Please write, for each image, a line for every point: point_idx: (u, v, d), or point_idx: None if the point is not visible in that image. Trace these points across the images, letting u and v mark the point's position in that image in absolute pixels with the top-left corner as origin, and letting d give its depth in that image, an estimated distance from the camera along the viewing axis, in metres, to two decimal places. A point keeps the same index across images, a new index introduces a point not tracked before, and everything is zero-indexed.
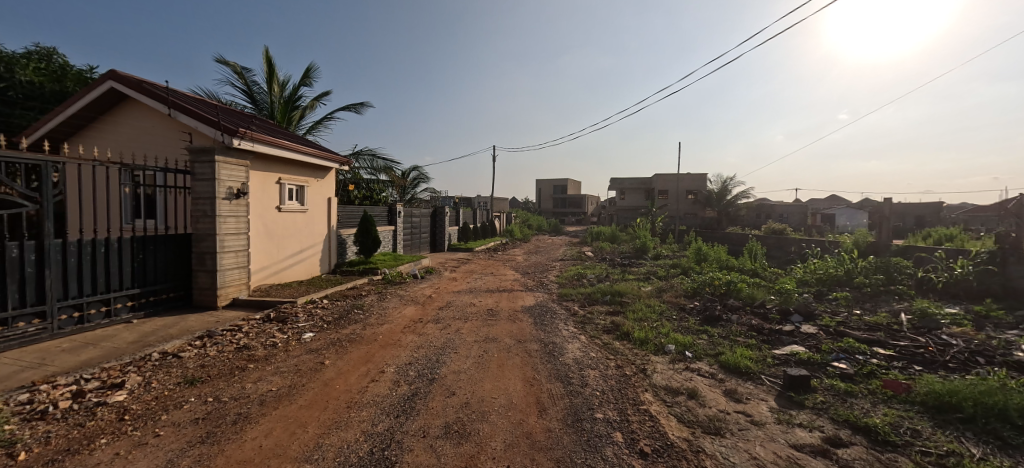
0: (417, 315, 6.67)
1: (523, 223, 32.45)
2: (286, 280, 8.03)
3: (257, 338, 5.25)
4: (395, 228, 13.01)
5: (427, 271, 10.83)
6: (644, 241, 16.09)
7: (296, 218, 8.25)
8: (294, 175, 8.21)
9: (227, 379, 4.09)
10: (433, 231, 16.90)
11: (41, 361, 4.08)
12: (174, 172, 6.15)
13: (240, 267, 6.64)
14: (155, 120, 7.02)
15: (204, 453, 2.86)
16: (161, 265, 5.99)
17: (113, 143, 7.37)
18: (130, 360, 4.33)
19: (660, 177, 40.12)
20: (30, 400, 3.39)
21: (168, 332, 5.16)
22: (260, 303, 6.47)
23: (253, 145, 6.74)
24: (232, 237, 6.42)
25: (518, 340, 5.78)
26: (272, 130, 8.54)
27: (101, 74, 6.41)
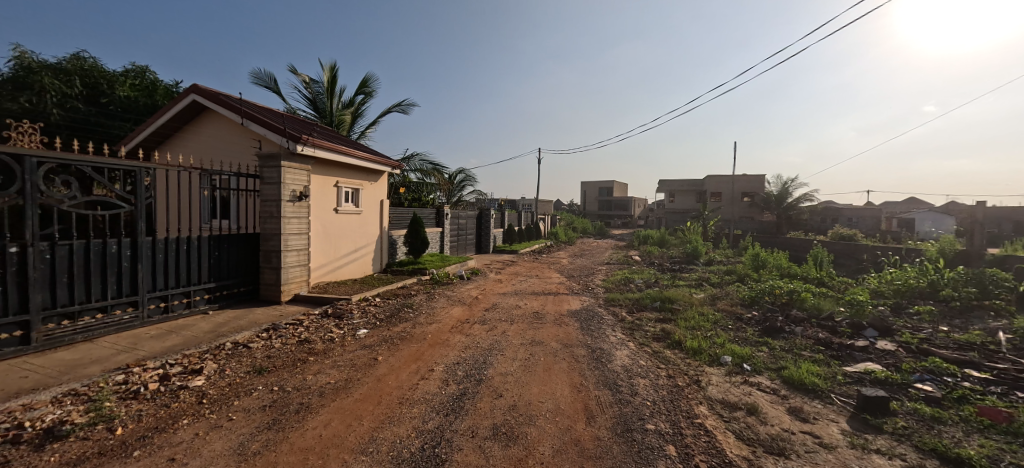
0: (464, 315, 6.75)
1: (568, 225, 32.17)
2: (342, 278, 8.46)
3: (316, 332, 5.55)
4: (443, 230, 13.33)
5: (473, 273, 10.95)
6: (696, 246, 15.30)
7: (352, 219, 8.68)
8: (350, 178, 8.63)
9: (291, 371, 4.32)
10: (479, 233, 17.13)
11: (135, 346, 4.55)
12: (246, 177, 6.65)
13: (301, 265, 7.08)
14: (230, 130, 7.67)
15: (271, 438, 3.05)
16: (233, 262, 6.49)
17: (194, 150, 8.14)
18: (206, 348, 4.71)
19: (711, 179, 38.20)
20: (125, 381, 3.75)
21: (238, 323, 5.58)
22: (319, 299, 6.86)
23: (314, 151, 7.09)
24: (295, 237, 6.87)
25: (564, 345, 5.68)
26: (331, 136, 9.03)
27: (186, 89, 7.08)
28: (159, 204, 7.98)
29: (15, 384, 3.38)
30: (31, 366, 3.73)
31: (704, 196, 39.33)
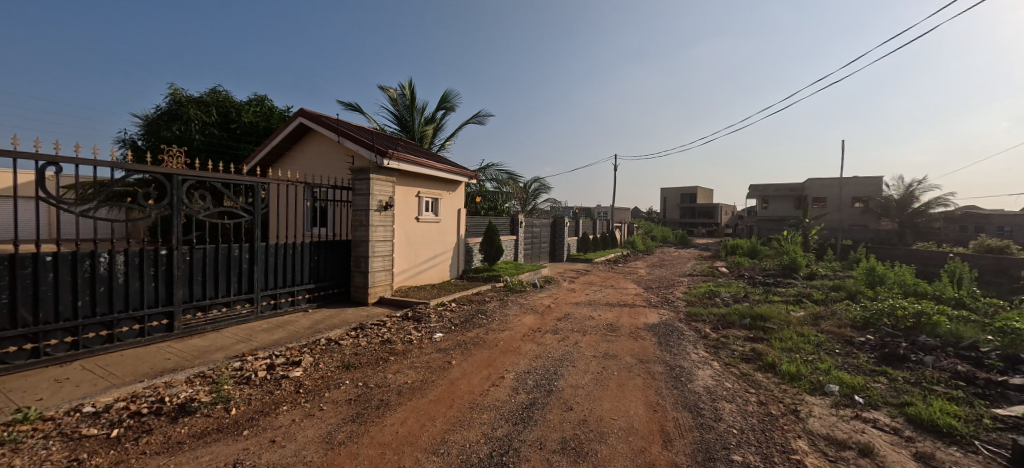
0: (536, 324, 6.69)
1: (646, 234, 30.69)
2: (422, 283, 8.93)
3: (397, 333, 5.89)
4: (517, 238, 13.49)
5: (546, 281, 10.87)
6: (794, 257, 13.56)
7: (431, 227, 9.15)
8: (430, 188, 9.10)
9: (375, 368, 4.60)
10: (552, 243, 17.03)
11: (250, 337, 5.19)
12: (340, 189, 7.34)
13: (386, 270, 7.60)
14: (329, 148, 8.58)
15: (354, 430, 3.25)
16: (329, 265, 7.17)
17: (300, 166, 9.24)
18: (304, 343, 5.24)
19: (813, 182, 33.88)
20: (240, 368, 4.16)
21: (332, 321, 6.15)
22: (401, 302, 7.29)
23: (398, 165, 7.60)
24: (381, 244, 7.41)
25: (640, 360, 5.33)
26: (414, 149, 9.64)
27: (295, 113, 8.08)
28: (272, 215, 9.17)
29: (161, 363, 3.98)
30: (174, 350, 4.36)
31: (804, 202, 34.96)
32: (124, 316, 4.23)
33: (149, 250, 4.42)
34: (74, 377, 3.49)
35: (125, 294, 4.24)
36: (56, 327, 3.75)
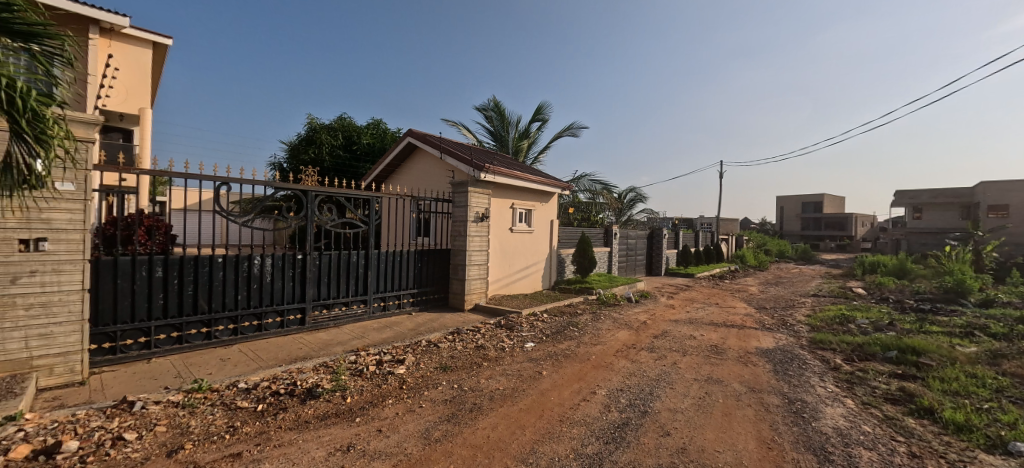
0: (630, 340, 6.34)
1: (759, 247, 27.44)
2: (515, 292, 9.12)
3: (490, 340, 6.04)
4: (610, 249, 13.08)
5: (642, 295, 10.30)
6: (964, 279, 10.85)
7: (524, 238, 9.33)
8: (523, 200, 9.32)
9: (469, 371, 4.72)
10: (649, 255, 16.12)
11: (364, 333, 5.54)
12: (441, 201, 7.83)
13: (481, 279, 7.90)
14: (432, 163, 9.34)
15: (448, 429, 3.39)
16: (432, 272, 7.52)
17: (407, 181, 10.20)
18: (408, 343, 5.59)
19: (990, 186, 27.07)
20: (355, 361, 4.41)
21: (433, 324, 6.55)
22: (494, 310, 7.47)
23: (494, 178, 7.93)
24: (477, 253, 7.76)
25: (751, 388, 4.71)
26: (508, 163, 9.98)
27: (404, 133, 9.00)
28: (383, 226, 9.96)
29: (294, 351, 4.58)
30: (306, 340, 4.98)
31: (977, 211, 28.05)
32: (268, 309, 4.94)
33: (290, 253, 5.15)
34: (233, 358, 4.21)
35: (271, 290, 4.97)
36: (222, 315, 4.55)
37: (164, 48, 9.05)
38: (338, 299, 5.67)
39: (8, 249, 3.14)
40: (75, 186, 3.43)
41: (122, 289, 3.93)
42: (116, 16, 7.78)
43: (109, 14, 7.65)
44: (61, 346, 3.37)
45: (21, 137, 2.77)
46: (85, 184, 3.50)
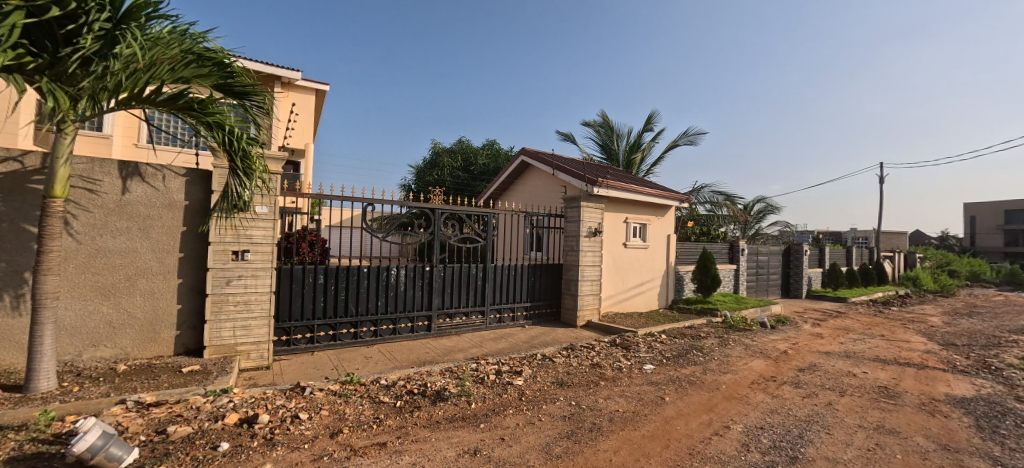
0: (768, 371, 5.53)
1: (938, 267, 22.03)
2: (629, 311, 8.41)
3: (607, 358, 5.31)
4: (737, 267, 11.73)
5: (779, 321, 8.93)
6: None
7: (639, 253, 8.62)
8: (638, 214, 8.56)
9: (589, 389, 4.46)
10: (784, 273, 14.06)
11: (482, 340, 5.77)
12: (553, 216, 7.44)
13: (595, 294, 7.17)
14: (542, 180, 9.63)
15: (569, 447, 3.31)
16: (545, 286, 7.20)
17: (520, 197, 10.68)
18: (523, 356, 5.19)
19: None
20: (476, 368, 4.61)
21: (545, 334, 6.35)
22: (609, 328, 6.64)
23: (608, 191, 7.35)
24: (590, 268, 7.16)
25: (944, 445, 3.70)
26: (623, 178, 9.35)
27: (517, 152, 9.56)
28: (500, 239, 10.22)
29: (423, 354, 4.99)
30: (433, 345, 5.41)
31: None
32: (401, 315, 5.50)
33: (420, 264, 5.69)
34: (374, 357, 4.75)
35: (404, 298, 5.52)
36: (366, 318, 5.19)
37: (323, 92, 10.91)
38: (459, 308, 6.04)
39: (225, 257, 4.01)
40: (269, 209, 4.24)
41: (295, 292, 4.73)
42: (291, 71, 9.75)
43: (286, 70, 9.60)
44: (256, 336, 4.18)
45: (236, 173, 3.76)
46: (275, 207, 4.28)
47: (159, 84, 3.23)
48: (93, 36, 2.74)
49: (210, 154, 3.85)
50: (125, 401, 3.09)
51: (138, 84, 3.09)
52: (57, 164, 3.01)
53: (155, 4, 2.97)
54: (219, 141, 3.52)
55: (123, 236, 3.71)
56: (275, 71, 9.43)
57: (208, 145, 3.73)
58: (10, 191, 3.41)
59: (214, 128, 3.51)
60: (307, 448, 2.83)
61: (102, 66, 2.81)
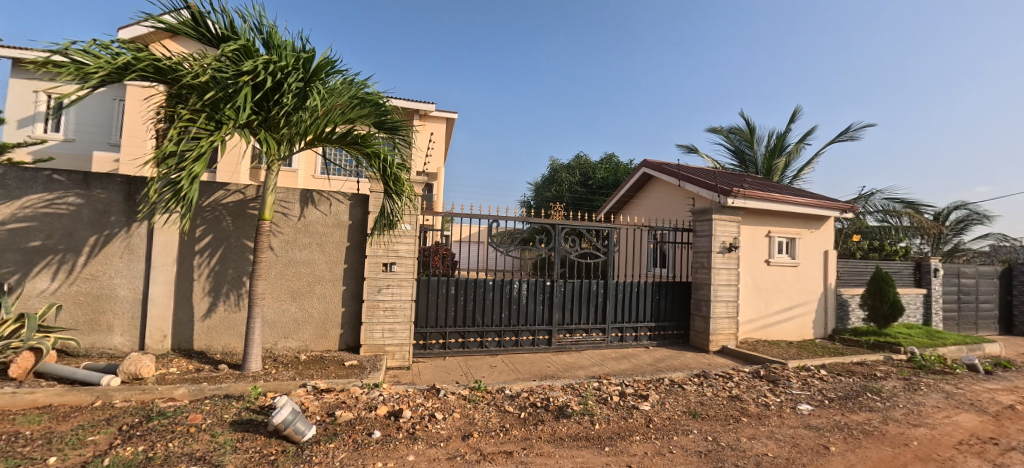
0: (989, 430, 4.17)
1: None
2: (774, 339, 6.79)
3: (748, 392, 4.54)
4: (929, 293, 9.30)
5: (1003, 365, 6.69)
6: None
7: (787, 271, 6.87)
8: (785, 225, 6.89)
9: (722, 414, 4.01)
10: (1006, 302, 10.64)
11: (602, 360, 5.53)
12: (680, 230, 6.73)
13: (731, 318, 6.25)
14: (662, 192, 9.09)
15: None
16: (670, 306, 6.59)
17: (640, 210, 10.26)
18: (650, 378, 4.86)
19: None
20: (599, 387, 4.46)
21: (672, 360, 5.71)
22: (750, 357, 5.74)
23: (746, 203, 6.17)
24: (725, 288, 6.22)
25: None
26: (765, 185, 7.84)
27: (639, 165, 9.37)
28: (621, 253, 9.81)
29: (544, 368, 5.06)
30: (553, 360, 5.43)
31: None
32: (522, 328, 5.67)
33: (540, 279, 5.83)
34: (498, 367, 4.99)
35: (525, 311, 5.71)
36: (491, 328, 5.50)
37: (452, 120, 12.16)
38: (579, 324, 5.99)
39: (377, 268, 4.66)
40: (412, 226, 4.80)
41: (431, 301, 5.25)
42: (425, 104, 11.20)
43: (421, 102, 11.07)
44: (400, 339, 4.74)
45: (388, 195, 4.36)
46: (416, 224, 4.84)
47: (335, 125, 3.95)
48: (292, 94, 3.48)
49: (370, 180, 4.58)
50: (306, 385, 3.75)
51: (320, 128, 3.82)
52: (266, 194, 3.87)
53: (332, 62, 3.66)
54: (376, 169, 4.15)
55: (306, 249, 4.58)
56: (412, 104, 10.95)
57: (368, 173, 4.42)
58: (237, 215, 4.50)
59: (373, 158, 4.15)
60: (443, 446, 3.01)
61: (297, 116, 3.56)
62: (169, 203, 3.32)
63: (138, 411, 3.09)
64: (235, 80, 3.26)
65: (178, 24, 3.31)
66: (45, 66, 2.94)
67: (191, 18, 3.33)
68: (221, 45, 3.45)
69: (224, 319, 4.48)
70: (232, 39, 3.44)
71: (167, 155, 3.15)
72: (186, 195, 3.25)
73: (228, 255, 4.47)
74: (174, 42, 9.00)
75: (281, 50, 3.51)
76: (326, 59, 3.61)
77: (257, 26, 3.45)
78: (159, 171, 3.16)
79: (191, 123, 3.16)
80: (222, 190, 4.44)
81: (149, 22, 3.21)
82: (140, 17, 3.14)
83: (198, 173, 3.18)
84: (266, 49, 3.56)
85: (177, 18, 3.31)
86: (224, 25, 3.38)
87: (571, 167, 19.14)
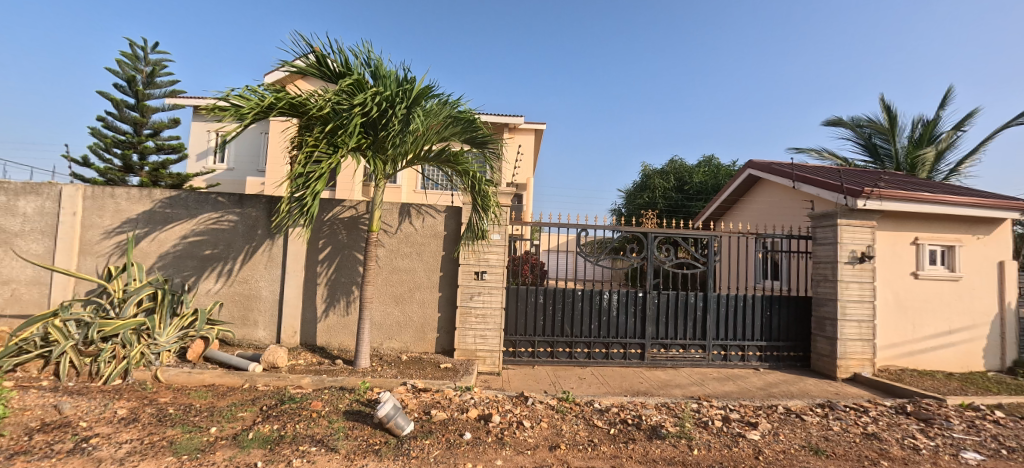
0: None
1: None
2: (928, 370, 5.58)
3: (890, 430, 3.62)
4: None
5: None
6: None
7: (944, 288, 5.64)
8: (939, 232, 5.69)
9: (852, 446, 3.26)
10: None
11: (702, 380, 5.08)
12: (796, 238, 5.96)
13: (865, 341, 5.31)
14: (773, 196, 8.17)
15: None
16: (785, 324, 5.84)
17: (746, 216, 9.32)
18: (759, 405, 4.32)
19: None
20: (698, 410, 4.07)
21: (788, 385, 5.02)
22: (893, 389, 4.79)
23: (882, 204, 5.20)
24: (856, 305, 5.33)
25: None
26: (909, 184, 6.57)
27: (743, 166, 8.56)
28: (723, 264, 8.96)
29: (636, 384, 4.82)
30: (646, 375, 5.15)
31: None
32: (613, 340, 5.49)
33: (632, 290, 5.60)
34: (587, 379, 4.88)
35: (615, 323, 5.52)
36: (581, 339, 5.42)
37: (541, 131, 12.44)
38: (676, 340, 5.61)
39: (469, 277, 4.93)
40: (500, 236, 4.98)
41: (521, 309, 5.35)
42: (513, 117, 11.64)
43: (509, 116, 11.53)
44: (490, 346, 4.90)
45: (477, 209, 4.60)
46: (505, 234, 5.00)
47: (432, 144, 4.30)
48: (395, 119, 3.87)
49: (460, 195, 4.84)
50: (406, 384, 4.06)
51: (419, 147, 4.19)
52: (374, 208, 4.33)
53: (428, 87, 3.99)
54: (466, 185, 4.41)
55: (408, 258, 5.01)
56: (502, 119, 11.45)
57: (460, 188, 4.69)
58: (351, 228, 5.10)
59: (464, 175, 4.44)
60: (529, 454, 3.00)
61: (399, 138, 3.94)
62: (297, 216, 3.88)
63: (274, 395, 3.63)
64: (350, 109, 3.72)
65: (306, 66, 3.88)
66: (214, 111, 3.66)
67: (316, 60, 3.88)
68: (338, 80, 3.98)
69: (341, 320, 5.09)
70: (348, 75, 3.95)
71: (297, 176, 3.71)
72: (310, 209, 3.78)
73: (345, 263, 5.08)
74: (304, 81, 10.65)
75: (386, 81, 3.94)
76: (424, 85, 3.95)
77: (367, 61, 3.92)
78: (291, 189, 3.73)
79: (315, 149, 3.67)
80: (340, 206, 5.08)
81: (285, 68, 3.83)
82: (279, 64, 3.76)
83: (319, 190, 3.68)
84: (374, 80, 4.01)
85: (305, 61, 3.88)
86: (341, 63, 3.90)
87: (664, 172, 18.28)
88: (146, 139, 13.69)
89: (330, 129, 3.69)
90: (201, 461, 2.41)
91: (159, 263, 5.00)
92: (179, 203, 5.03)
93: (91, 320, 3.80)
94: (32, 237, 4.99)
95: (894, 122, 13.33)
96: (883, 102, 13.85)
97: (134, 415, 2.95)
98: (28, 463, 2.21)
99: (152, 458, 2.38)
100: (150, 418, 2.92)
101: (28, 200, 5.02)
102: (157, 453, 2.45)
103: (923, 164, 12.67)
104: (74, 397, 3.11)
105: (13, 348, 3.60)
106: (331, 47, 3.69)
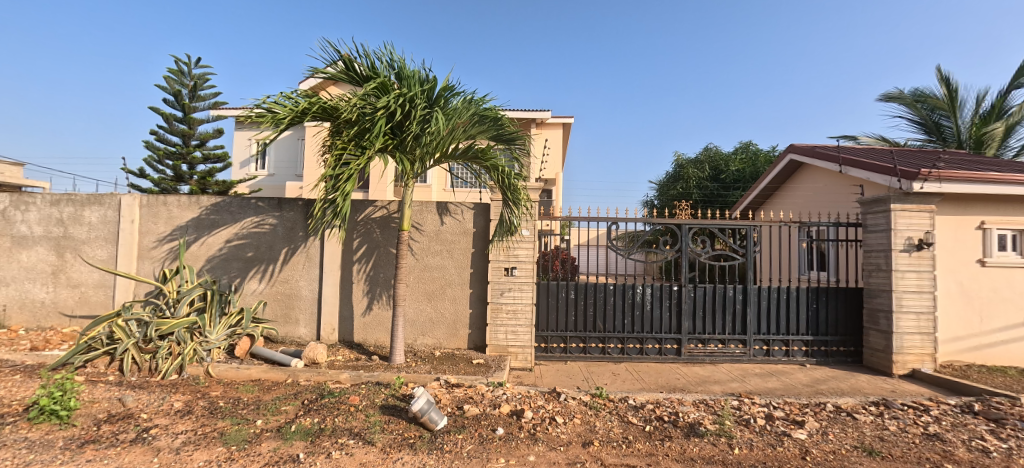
0: None
1: None
2: (1000, 366, 5.11)
3: (955, 431, 3.34)
4: None
5: None
6: None
7: (1018, 276, 5.12)
8: (1010, 214, 5.17)
9: (911, 448, 3.03)
10: None
11: (743, 376, 4.87)
12: (845, 226, 5.60)
13: (925, 335, 4.92)
14: (818, 181, 7.67)
15: None
16: (833, 317, 5.50)
17: (789, 204, 8.82)
18: (806, 403, 4.08)
19: None
20: (739, 407, 3.90)
21: (838, 382, 4.73)
22: (958, 387, 4.41)
23: (943, 186, 4.78)
24: (914, 296, 4.94)
25: None
26: (976, 163, 5.98)
27: (784, 151, 8.12)
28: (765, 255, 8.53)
29: (673, 380, 4.69)
30: (682, 371, 4.99)
31: None
32: (648, 335, 5.36)
33: (666, 284, 5.44)
34: (622, 375, 4.79)
35: (650, 317, 5.39)
36: (615, 334, 5.31)
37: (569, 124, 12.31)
38: (714, 334, 5.42)
39: (500, 273, 4.93)
40: (530, 232, 4.94)
41: (552, 305, 5.32)
42: (541, 111, 11.55)
43: (537, 111, 11.48)
44: (521, 342, 4.90)
45: (506, 204, 4.59)
46: (534, 230, 4.96)
47: (458, 143, 4.33)
48: (420, 119, 3.91)
49: (490, 192, 4.86)
50: (440, 379, 4.12)
51: (445, 146, 4.22)
52: (404, 207, 4.40)
53: (451, 86, 4.00)
54: (495, 180, 4.41)
55: (439, 256, 5.08)
56: (529, 114, 11.39)
57: (489, 185, 4.71)
58: (384, 227, 5.22)
59: (492, 171, 4.44)
60: (562, 450, 2.97)
61: (424, 138, 3.97)
62: (330, 218, 4.00)
63: (315, 390, 3.78)
64: (377, 111, 3.81)
65: (335, 72, 3.99)
66: (251, 119, 3.83)
67: (344, 66, 3.99)
68: (366, 84, 4.07)
69: (376, 317, 5.23)
70: (374, 78, 4.03)
71: (329, 179, 3.82)
72: (341, 210, 3.89)
73: (378, 262, 5.21)
74: (335, 86, 10.97)
75: (411, 81, 3.98)
76: (447, 84, 3.96)
77: (393, 63, 3.98)
78: (324, 192, 3.85)
79: (345, 153, 3.76)
80: (372, 206, 5.21)
81: (317, 74, 3.95)
82: (311, 71, 3.89)
83: (347, 190, 3.76)
84: (400, 82, 4.06)
85: (334, 68, 3.99)
86: (368, 67, 3.98)
87: (698, 161, 17.65)
88: (194, 149, 14.58)
89: (358, 132, 3.78)
90: (249, 451, 2.54)
91: (207, 265, 5.31)
92: (223, 209, 5.31)
93: (149, 320, 4.10)
94: (97, 244, 5.42)
95: (955, 96, 12.27)
96: (944, 75, 12.75)
97: (189, 408, 3.15)
98: (97, 451, 2.41)
99: (205, 448, 2.53)
100: (202, 411, 3.11)
101: (92, 210, 5.45)
102: (208, 443, 2.61)
103: (991, 140, 11.46)
104: (136, 391, 3.36)
105: (84, 345, 3.92)
106: (358, 51, 3.78)
